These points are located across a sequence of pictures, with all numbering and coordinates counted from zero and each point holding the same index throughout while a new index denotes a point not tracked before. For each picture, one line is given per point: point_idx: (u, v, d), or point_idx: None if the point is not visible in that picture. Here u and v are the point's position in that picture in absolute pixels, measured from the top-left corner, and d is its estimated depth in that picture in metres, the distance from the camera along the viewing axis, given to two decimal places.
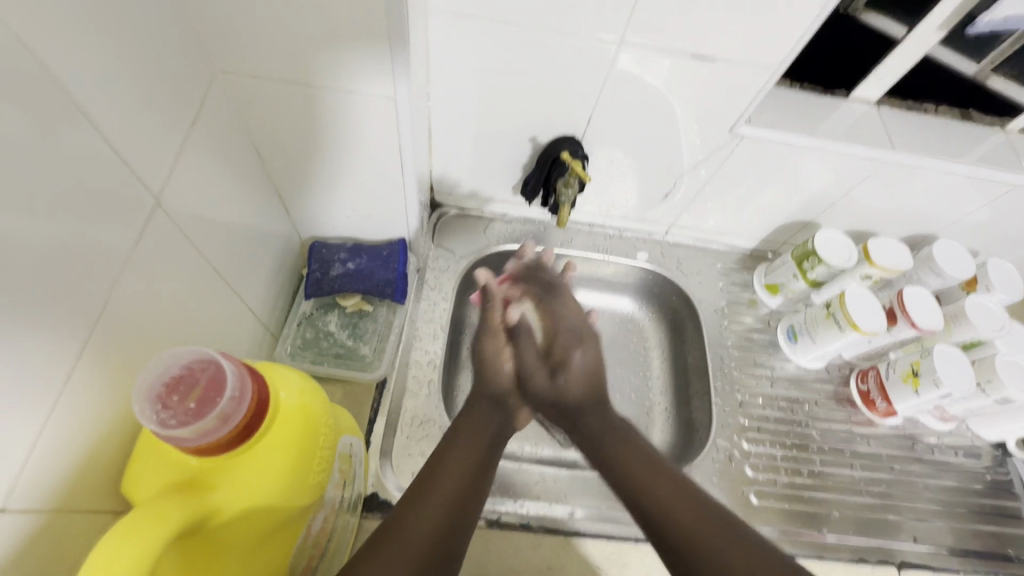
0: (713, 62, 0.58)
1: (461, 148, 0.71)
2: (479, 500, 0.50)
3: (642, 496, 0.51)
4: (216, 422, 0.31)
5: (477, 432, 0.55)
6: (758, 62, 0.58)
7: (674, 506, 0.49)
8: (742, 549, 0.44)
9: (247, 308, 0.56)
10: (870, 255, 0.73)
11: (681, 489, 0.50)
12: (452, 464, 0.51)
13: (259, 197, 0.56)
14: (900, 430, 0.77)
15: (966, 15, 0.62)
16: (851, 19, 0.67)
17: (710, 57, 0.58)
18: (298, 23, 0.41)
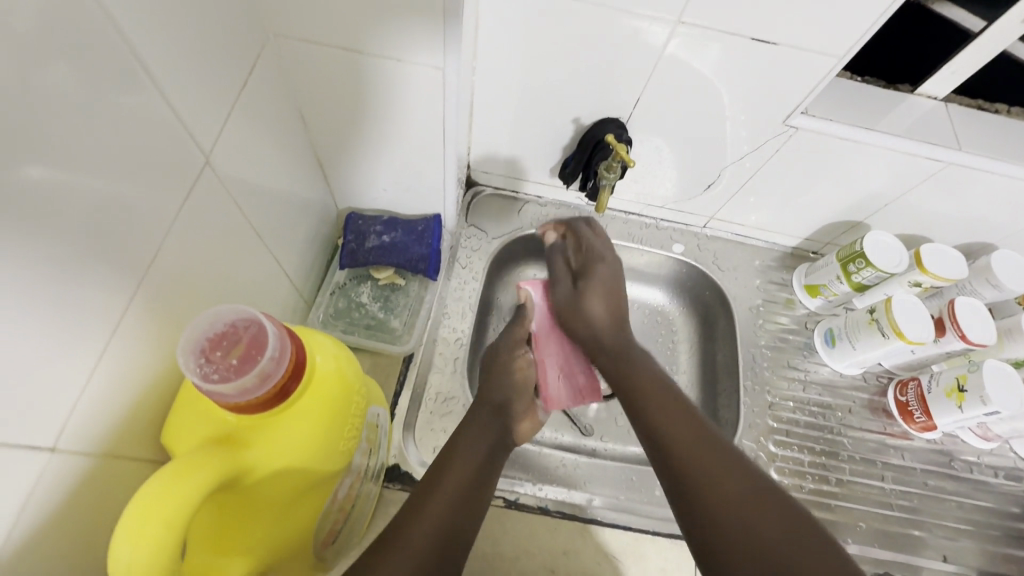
0: (774, 48, 0.56)
1: (501, 126, 0.70)
2: (482, 500, 0.49)
3: (677, 468, 0.46)
4: (257, 380, 0.31)
5: (480, 434, 0.54)
6: (823, 50, 0.55)
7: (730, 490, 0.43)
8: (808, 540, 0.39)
9: (284, 274, 0.56)
10: (922, 261, 0.70)
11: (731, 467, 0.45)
12: (457, 463, 0.50)
13: (301, 164, 0.56)
14: (937, 445, 0.74)
15: None
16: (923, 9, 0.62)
17: (771, 42, 0.55)
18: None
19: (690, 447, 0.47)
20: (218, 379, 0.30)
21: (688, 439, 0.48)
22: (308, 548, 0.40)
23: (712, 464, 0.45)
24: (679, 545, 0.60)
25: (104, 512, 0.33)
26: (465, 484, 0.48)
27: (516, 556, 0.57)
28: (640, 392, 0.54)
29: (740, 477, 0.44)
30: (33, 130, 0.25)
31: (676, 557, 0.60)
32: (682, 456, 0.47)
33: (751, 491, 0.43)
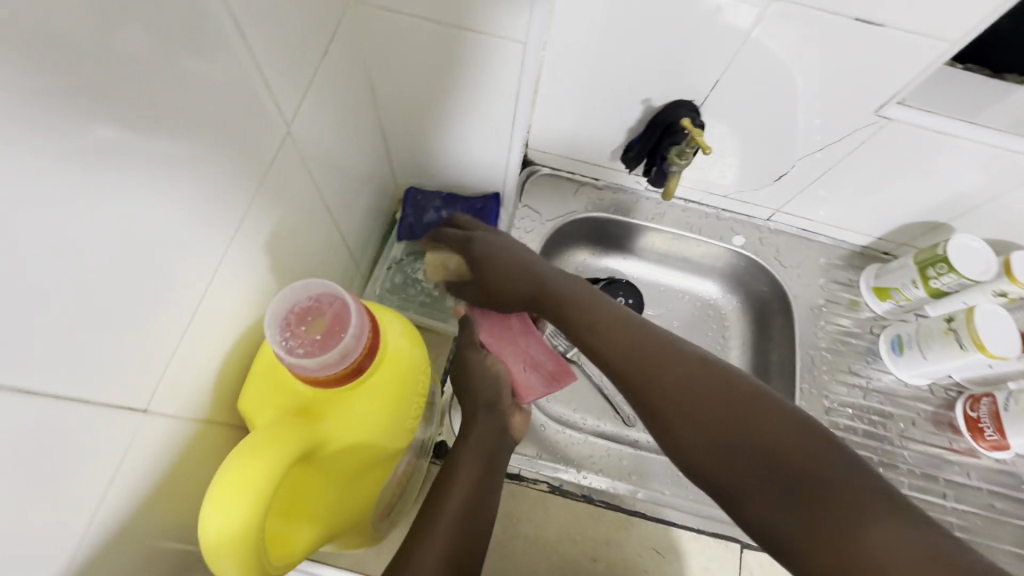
0: (879, 30, 0.51)
1: (565, 104, 0.68)
2: (484, 521, 0.46)
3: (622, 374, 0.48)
4: (337, 358, 0.31)
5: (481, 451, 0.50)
6: (933, 32, 0.50)
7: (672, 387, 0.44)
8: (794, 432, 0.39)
9: (345, 246, 0.57)
10: (1012, 270, 0.64)
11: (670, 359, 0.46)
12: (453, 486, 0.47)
13: (366, 136, 0.55)
14: (1007, 466, 0.69)
15: None
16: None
17: (878, 24, 0.50)
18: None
19: (629, 349, 0.48)
20: (301, 353, 0.30)
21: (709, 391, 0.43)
22: (367, 520, 0.41)
23: (736, 418, 0.41)
24: (723, 546, 0.59)
25: (195, 475, 0.34)
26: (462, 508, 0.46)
27: (557, 541, 0.58)
28: (584, 305, 0.52)
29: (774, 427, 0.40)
30: (133, 95, 0.25)
31: (720, 558, 0.58)
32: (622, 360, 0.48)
33: (796, 435, 0.39)
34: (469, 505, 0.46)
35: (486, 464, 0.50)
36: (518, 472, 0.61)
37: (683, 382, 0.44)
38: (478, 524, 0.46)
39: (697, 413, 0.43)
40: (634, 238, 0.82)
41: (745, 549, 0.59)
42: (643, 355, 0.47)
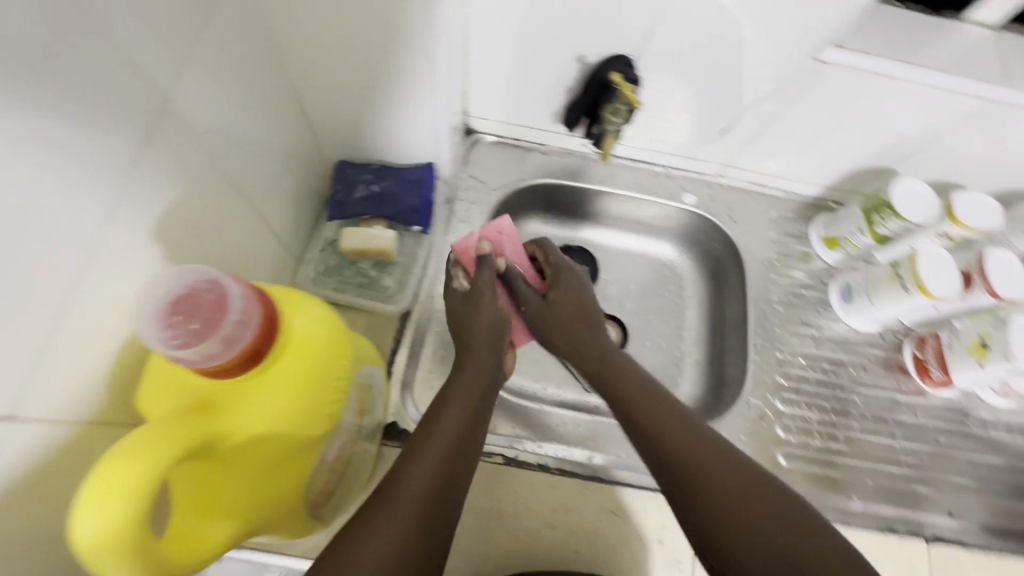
0: None
1: (499, 67, 0.64)
2: (464, 471, 0.45)
3: (663, 451, 0.46)
4: (223, 346, 0.29)
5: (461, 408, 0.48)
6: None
7: (718, 482, 0.43)
8: None
9: (269, 230, 0.53)
10: (953, 210, 0.64)
11: (721, 457, 0.45)
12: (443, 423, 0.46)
13: (283, 110, 0.52)
14: (953, 402, 0.71)
15: None
16: None
17: None
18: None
19: (676, 428, 0.47)
20: (179, 345, 0.28)
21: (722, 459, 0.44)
22: (300, 509, 0.40)
23: (748, 494, 0.42)
24: None
25: (74, 477, 0.32)
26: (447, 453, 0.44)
27: (516, 511, 0.58)
28: (644, 388, 0.52)
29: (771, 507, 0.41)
30: None
31: (676, 514, 0.59)
32: (671, 442, 0.46)
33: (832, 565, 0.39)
34: (446, 464, 0.43)
35: (466, 423, 0.47)
36: None
37: (728, 486, 0.43)
38: (451, 487, 0.42)
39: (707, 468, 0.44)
40: (586, 203, 0.81)
41: None
42: (692, 447, 0.46)
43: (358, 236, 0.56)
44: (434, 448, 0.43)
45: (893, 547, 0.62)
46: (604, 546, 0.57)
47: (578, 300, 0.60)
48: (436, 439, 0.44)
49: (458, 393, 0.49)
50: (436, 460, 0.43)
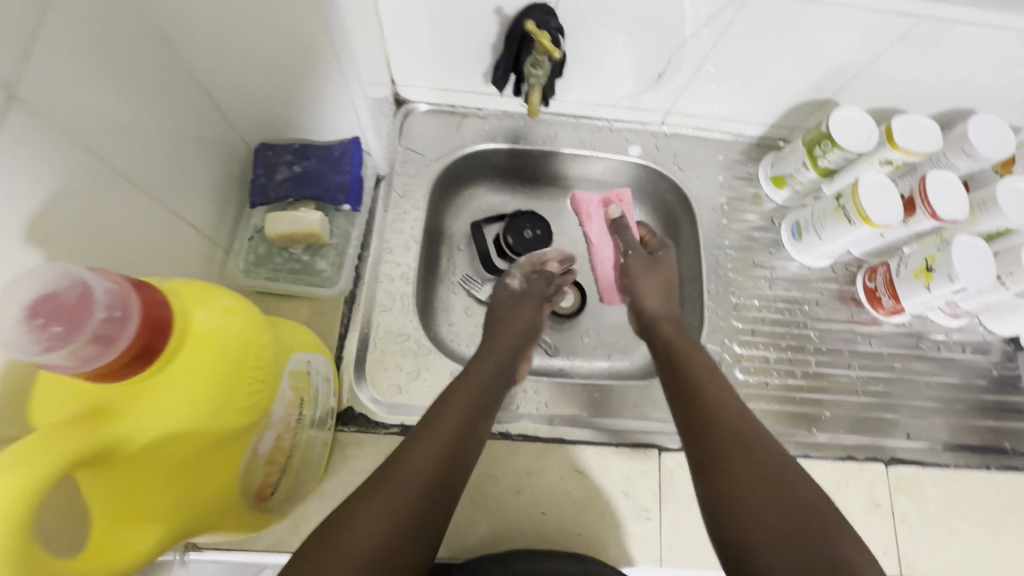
0: None
1: (417, 28, 0.61)
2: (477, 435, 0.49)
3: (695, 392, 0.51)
4: (98, 346, 0.28)
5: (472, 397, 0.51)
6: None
7: (733, 422, 0.46)
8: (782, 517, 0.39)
9: (186, 224, 0.51)
10: (893, 136, 0.64)
11: (744, 417, 0.47)
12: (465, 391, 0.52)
13: (182, 96, 0.48)
14: (906, 327, 0.73)
15: None
16: None
17: None
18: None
19: (711, 382, 0.51)
20: (50, 350, 0.26)
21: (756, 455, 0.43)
22: (240, 504, 0.39)
23: (767, 486, 0.41)
24: (642, 453, 0.60)
25: None
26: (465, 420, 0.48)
27: (481, 482, 0.58)
28: (692, 357, 0.55)
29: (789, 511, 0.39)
30: None
31: (639, 466, 0.60)
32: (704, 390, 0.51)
33: (818, 496, 0.40)
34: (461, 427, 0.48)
35: (485, 394, 0.52)
36: None
37: (743, 425, 0.46)
38: (465, 447, 0.47)
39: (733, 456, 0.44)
40: (532, 166, 0.79)
41: (664, 452, 0.61)
42: (724, 395, 0.50)
43: (284, 220, 0.53)
44: (439, 436, 0.46)
45: (853, 473, 0.63)
46: (570, 504, 0.58)
47: (667, 287, 0.66)
48: (440, 426, 0.47)
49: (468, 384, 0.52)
50: (455, 421, 0.48)
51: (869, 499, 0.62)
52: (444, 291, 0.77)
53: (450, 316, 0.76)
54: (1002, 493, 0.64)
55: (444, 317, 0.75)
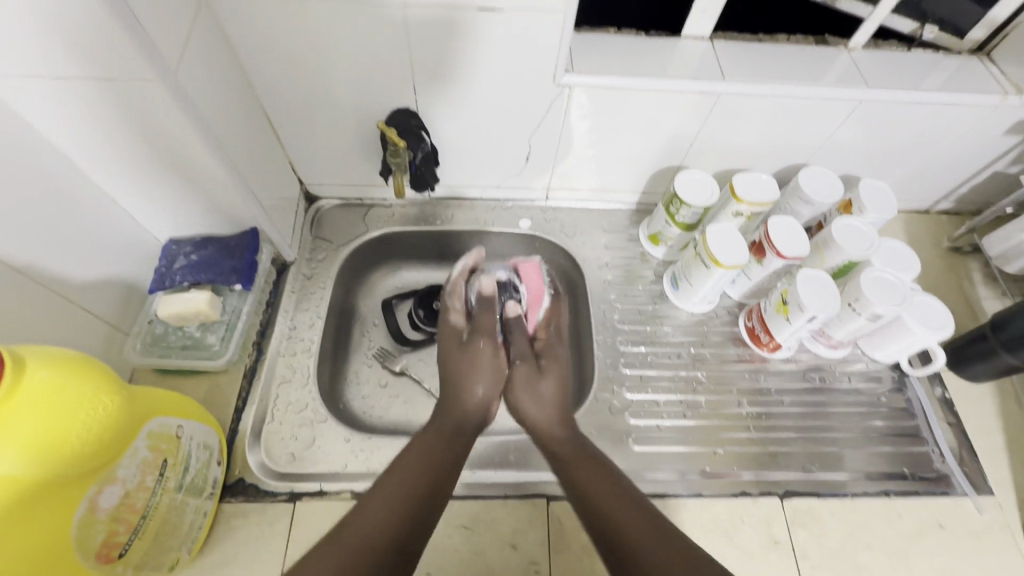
0: (502, 13, 0.57)
1: (309, 138, 0.72)
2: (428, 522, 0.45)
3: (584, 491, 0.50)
4: None
5: (432, 447, 0.51)
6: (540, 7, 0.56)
7: (613, 511, 0.47)
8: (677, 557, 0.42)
9: (84, 311, 0.57)
10: (736, 191, 0.72)
11: (625, 502, 0.48)
12: (394, 476, 0.47)
13: (82, 203, 0.55)
14: (794, 362, 0.76)
15: (879, 25, 0.73)
16: (818, 39, 0.74)
17: (497, 7, 0.56)
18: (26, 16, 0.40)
19: (601, 483, 0.51)
20: None
21: (599, 480, 0.51)
22: (74, 564, 0.40)
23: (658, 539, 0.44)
24: (530, 505, 0.60)
25: None
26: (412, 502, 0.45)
27: None
28: (585, 463, 0.53)
29: (628, 495, 0.49)
30: None
31: (526, 518, 0.60)
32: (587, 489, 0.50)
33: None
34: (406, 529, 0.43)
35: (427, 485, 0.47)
36: (319, 489, 0.61)
37: (625, 521, 0.46)
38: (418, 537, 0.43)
39: (592, 489, 0.50)
40: (437, 245, 0.86)
41: (553, 501, 0.61)
42: (612, 499, 0.49)
43: (174, 302, 0.60)
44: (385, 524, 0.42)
45: (746, 509, 0.63)
46: (458, 562, 0.57)
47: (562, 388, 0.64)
48: (393, 498, 0.45)
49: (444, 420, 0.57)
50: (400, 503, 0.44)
51: (767, 536, 0.61)
52: (358, 363, 0.81)
53: (362, 388, 0.79)
54: (905, 521, 0.64)
55: (357, 389, 0.78)
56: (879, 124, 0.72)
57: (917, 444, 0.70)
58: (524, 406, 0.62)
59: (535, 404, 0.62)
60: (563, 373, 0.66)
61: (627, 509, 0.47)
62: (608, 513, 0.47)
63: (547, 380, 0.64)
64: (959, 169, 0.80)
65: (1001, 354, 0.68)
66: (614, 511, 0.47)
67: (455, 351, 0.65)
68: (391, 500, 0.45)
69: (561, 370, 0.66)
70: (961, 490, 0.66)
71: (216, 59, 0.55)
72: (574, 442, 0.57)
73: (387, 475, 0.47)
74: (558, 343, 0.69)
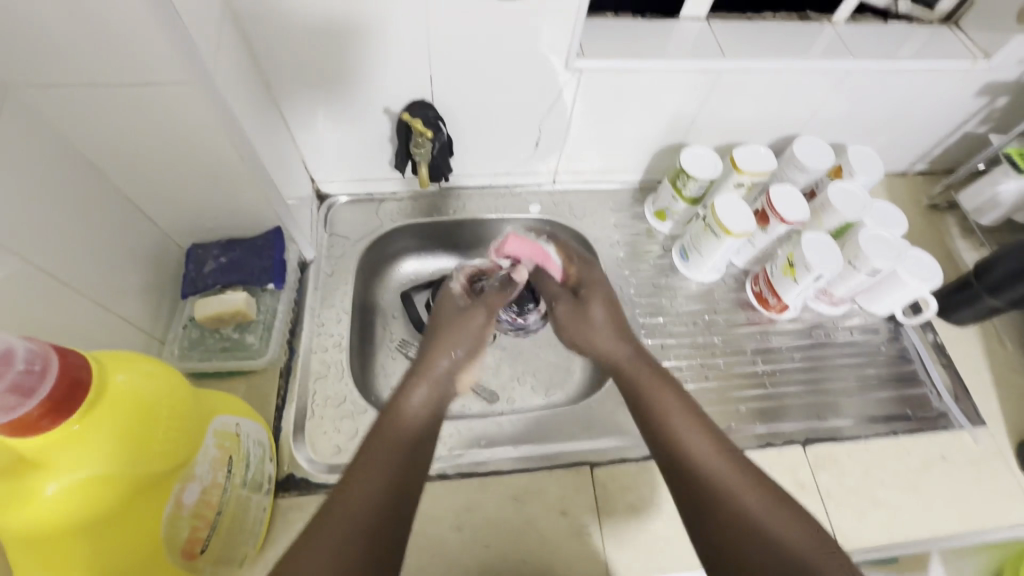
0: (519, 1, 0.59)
1: (323, 135, 0.72)
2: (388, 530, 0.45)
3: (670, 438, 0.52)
4: (17, 396, 0.32)
5: (393, 438, 0.51)
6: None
7: (717, 471, 0.48)
8: (788, 523, 0.44)
9: (122, 320, 0.57)
10: (737, 163, 0.76)
11: (727, 463, 0.49)
12: (354, 482, 0.46)
13: (109, 210, 0.55)
14: (799, 321, 0.81)
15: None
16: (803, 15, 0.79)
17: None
18: (63, 16, 0.40)
19: (704, 439, 0.51)
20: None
21: (696, 433, 0.52)
22: (164, 562, 0.41)
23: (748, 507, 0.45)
24: (575, 473, 0.63)
25: None
26: (361, 515, 0.44)
27: (420, 526, 0.59)
28: (661, 395, 0.57)
29: (700, 416, 0.54)
30: None
31: (573, 485, 0.63)
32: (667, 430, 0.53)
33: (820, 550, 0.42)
34: (349, 548, 0.42)
35: (384, 485, 0.46)
36: None
37: (712, 479, 0.48)
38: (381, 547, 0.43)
39: (679, 437, 0.52)
40: (450, 234, 0.87)
41: (596, 468, 0.64)
42: (705, 456, 0.50)
43: (210, 304, 0.60)
44: (342, 529, 0.43)
45: (773, 458, 0.68)
46: (513, 532, 0.60)
47: (612, 304, 0.70)
48: (343, 512, 0.44)
49: (400, 409, 0.54)
50: (359, 512, 0.44)
51: (793, 481, 0.66)
52: (384, 356, 0.82)
53: (390, 380, 0.80)
54: (913, 456, 0.70)
55: (385, 381, 0.79)
56: (864, 93, 0.77)
57: (916, 387, 0.76)
58: (583, 337, 0.68)
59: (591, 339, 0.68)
60: (606, 295, 0.71)
61: (720, 456, 0.50)
62: (706, 464, 0.49)
63: (594, 303, 0.70)
64: (934, 131, 0.86)
65: (985, 297, 0.74)
66: (707, 465, 0.49)
67: (450, 320, 0.68)
68: (345, 515, 0.44)
69: (591, 297, 0.71)
70: (959, 424, 0.73)
71: (238, 58, 0.56)
72: (635, 351, 0.64)
73: (358, 462, 0.48)
74: (587, 268, 0.75)
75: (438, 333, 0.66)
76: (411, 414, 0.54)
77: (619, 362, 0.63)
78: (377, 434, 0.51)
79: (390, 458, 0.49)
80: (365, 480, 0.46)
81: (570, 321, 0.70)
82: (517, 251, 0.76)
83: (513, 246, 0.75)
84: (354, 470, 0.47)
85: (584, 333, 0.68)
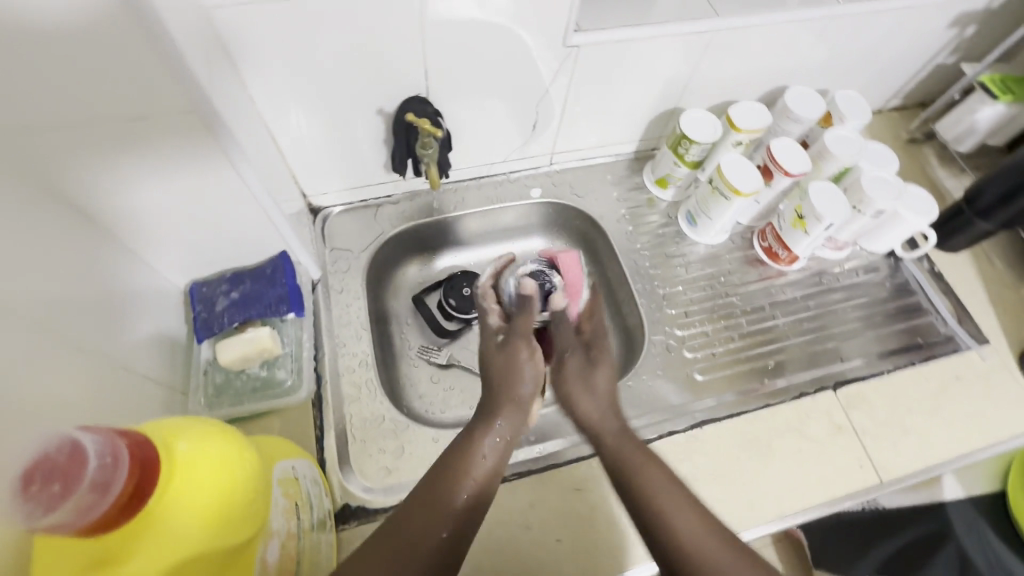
0: None
1: (312, 146, 0.67)
2: None
3: (648, 502, 0.49)
4: (94, 494, 0.29)
5: (454, 495, 0.48)
6: None
7: (693, 532, 0.46)
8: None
9: (141, 376, 0.52)
10: (734, 122, 0.75)
11: (715, 534, 0.46)
12: (396, 549, 0.42)
13: (107, 260, 0.50)
14: (806, 270, 0.84)
15: None
16: None
17: None
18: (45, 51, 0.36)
19: (677, 504, 0.48)
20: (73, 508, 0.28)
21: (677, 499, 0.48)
22: None
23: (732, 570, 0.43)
24: None
25: None
26: None
27: (488, 532, 0.59)
28: (647, 460, 0.53)
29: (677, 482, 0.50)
30: None
31: None
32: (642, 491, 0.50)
33: None
34: None
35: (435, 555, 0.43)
36: None
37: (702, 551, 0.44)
38: None
39: (655, 498, 0.49)
40: (453, 231, 0.85)
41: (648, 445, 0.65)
42: (684, 532, 0.46)
43: (233, 346, 0.57)
44: None
45: (809, 406, 0.70)
46: (581, 522, 0.60)
47: (614, 394, 0.63)
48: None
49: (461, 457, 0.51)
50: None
51: (829, 424, 0.69)
52: (406, 366, 0.79)
53: (418, 389, 0.77)
54: (930, 381, 0.74)
55: (413, 391, 0.77)
56: (847, 37, 0.78)
57: (922, 316, 0.80)
58: (576, 399, 0.62)
59: (581, 410, 0.61)
60: (613, 364, 0.67)
61: (707, 530, 0.46)
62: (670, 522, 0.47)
63: (602, 373, 0.64)
64: (909, 67, 0.89)
65: (976, 222, 0.78)
66: (674, 528, 0.46)
67: (501, 354, 0.63)
68: None
69: (605, 366, 0.66)
70: (966, 346, 0.77)
71: (226, 74, 0.51)
72: (620, 432, 0.57)
73: (399, 523, 0.44)
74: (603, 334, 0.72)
75: (501, 366, 0.62)
76: (472, 463, 0.51)
77: (600, 431, 0.58)
78: (436, 489, 0.48)
79: (440, 522, 0.45)
80: (417, 535, 0.44)
81: (564, 385, 0.64)
82: (572, 270, 0.77)
83: (569, 266, 0.78)
84: (398, 534, 0.43)
85: (573, 396, 0.62)
